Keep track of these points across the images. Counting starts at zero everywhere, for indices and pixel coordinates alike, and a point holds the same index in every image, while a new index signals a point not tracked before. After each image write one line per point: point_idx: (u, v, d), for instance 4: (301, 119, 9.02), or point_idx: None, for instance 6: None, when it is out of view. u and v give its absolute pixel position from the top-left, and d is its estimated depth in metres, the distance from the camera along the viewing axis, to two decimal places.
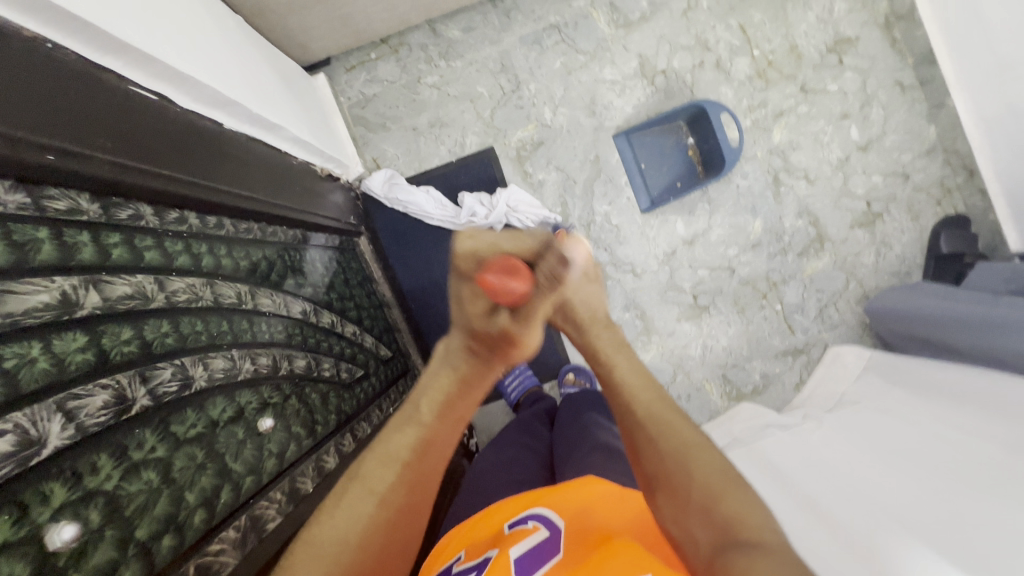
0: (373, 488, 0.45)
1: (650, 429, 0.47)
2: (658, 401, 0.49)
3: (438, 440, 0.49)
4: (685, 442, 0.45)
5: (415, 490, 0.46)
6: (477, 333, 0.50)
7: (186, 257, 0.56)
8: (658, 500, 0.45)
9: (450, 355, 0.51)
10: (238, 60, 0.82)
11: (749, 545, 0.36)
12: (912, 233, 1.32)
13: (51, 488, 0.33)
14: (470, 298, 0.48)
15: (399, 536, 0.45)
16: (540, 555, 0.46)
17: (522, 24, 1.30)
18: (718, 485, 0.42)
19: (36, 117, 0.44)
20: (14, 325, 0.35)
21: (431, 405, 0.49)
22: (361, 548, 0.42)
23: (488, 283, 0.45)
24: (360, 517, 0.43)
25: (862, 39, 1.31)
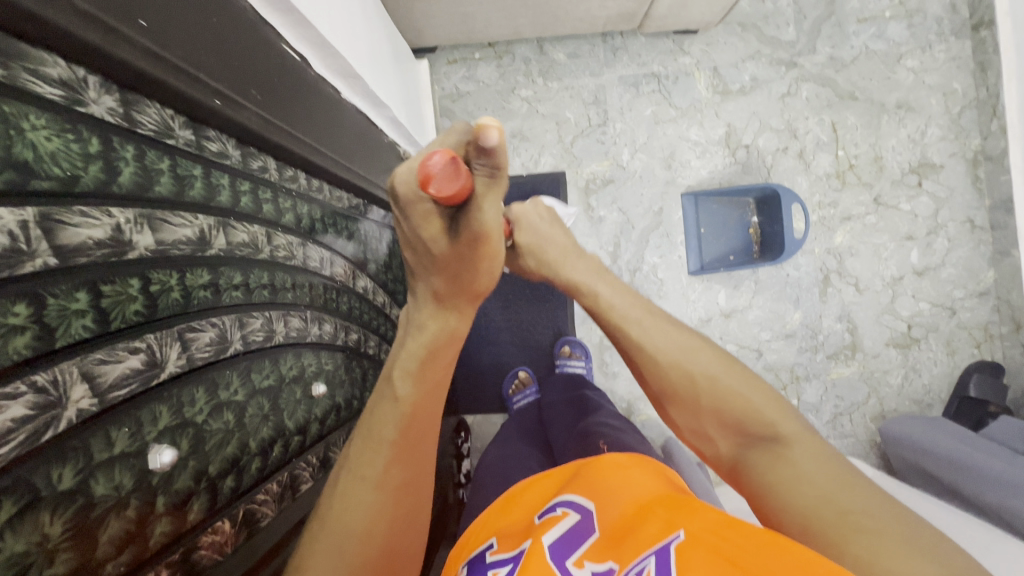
0: (367, 475, 0.46)
1: (647, 349, 0.51)
2: (647, 314, 0.53)
3: (424, 409, 0.48)
4: (680, 353, 0.50)
5: (407, 464, 0.47)
6: (441, 259, 0.43)
7: (292, 216, 0.59)
8: (670, 411, 0.52)
9: (416, 316, 0.49)
10: (368, 35, 0.85)
11: (765, 443, 0.45)
12: (943, 366, 1.33)
13: (160, 412, 0.35)
14: (421, 219, 0.40)
15: (407, 511, 0.48)
16: (574, 538, 0.48)
17: (625, 65, 1.33)
18: (723, 392, 0.48)
19: (218, 62, 0.46)
20: (163, 252, 0.37)
21: (404, 376, 0.48)
22: (367, 535, 0.44)
23: (427, 175, 0.34)
24: (360, 507, 0.45)
25: (946, 168, 1.33)
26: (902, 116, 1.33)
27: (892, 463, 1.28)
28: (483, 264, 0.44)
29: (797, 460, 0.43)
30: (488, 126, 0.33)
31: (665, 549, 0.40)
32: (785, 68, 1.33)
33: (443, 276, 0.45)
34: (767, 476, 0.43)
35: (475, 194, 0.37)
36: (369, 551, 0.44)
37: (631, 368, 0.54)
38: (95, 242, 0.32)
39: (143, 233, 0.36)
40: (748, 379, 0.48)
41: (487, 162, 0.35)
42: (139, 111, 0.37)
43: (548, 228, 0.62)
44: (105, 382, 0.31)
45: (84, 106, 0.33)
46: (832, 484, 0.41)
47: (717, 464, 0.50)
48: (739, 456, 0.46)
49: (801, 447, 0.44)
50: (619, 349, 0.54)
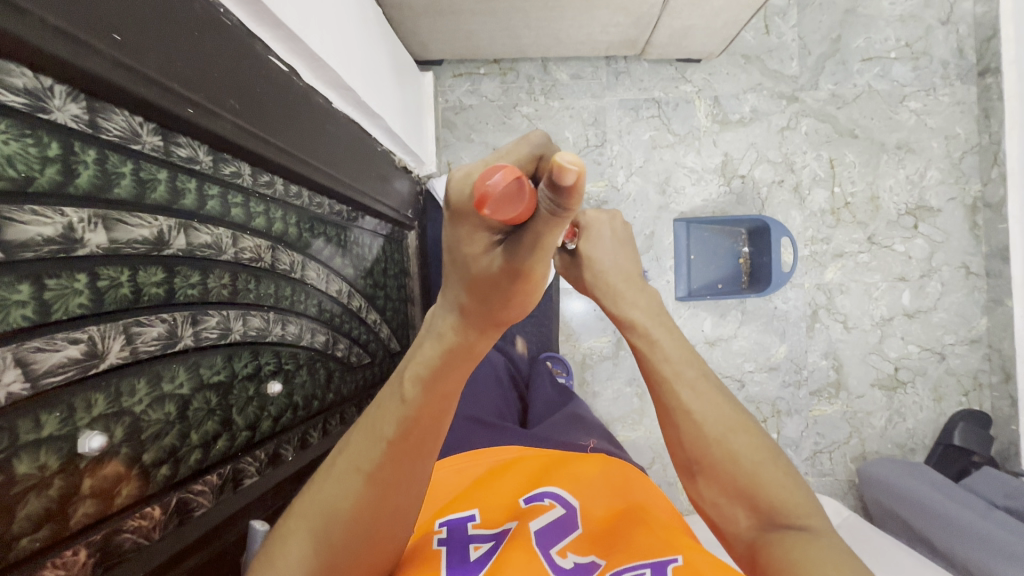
0: (360, 465, 0.45)
1: (695, 416, 0.54)
2: (701, 379, 0.56)
3: (428, 415, 0.45)
4: (727, 430, 0.54)
5: (403, 466, 0.46)
6: (475, 279, 0.41)
7: (262, 219, 0.61)
8: (700, 483, 0.55)
9: (439, 322, 0.45)
10: (364, 48, 0.88)
11: (793, 531, 0.48)
12: (930, 413, 1.32)
13: (95, 399, 0.38)
14: (466, 237, 0.38)
15: (389, 510, 0.46)
16: (559, 529, 0.52)
17: (627, 89, 1.35)
18: (761, 475, 0.52)
19: (196, 73, 0.48)
20: (116, 250, 0.40)
21: (415, 380, 0.45)
22: (350, 523, 0.45)
23: (485, 194, 0.32)
24: (348, 493, 0.45)
25: (943, 213, 1.32)
26: (902, 157, 1.32)
27: (868, 506, 1.27)
28: (517, 298, 0.42)
29: (819, 544, 0.46)
30: (568, 166, 0.30)
31: (662, 566, 0.45)
32: (785, 102, 1.34)
33: (473, 293, 0.42)
34: (784, 555, 0.46)
35: (532, 225, 0.35)
36: (350, 535, 0.45)
37: (666, 431, 0.57)
38: (44, 238, 0.35)
39: (95, 231, 0.38)
40: (768, 451, 0.53)
41: (559, 200, 0.33)
42: (104, 118, 0.40)
43: (614, 251, 0.65)
44: (40, 368, 0.34)
45: (46, 113, 0.35)
46: (852, 567, 0.44)
47: (733, 544, 0.53)
48: (760, 537, 0.50)
49: (828, 538, 0.47)
50: (661, 403, 0.57)
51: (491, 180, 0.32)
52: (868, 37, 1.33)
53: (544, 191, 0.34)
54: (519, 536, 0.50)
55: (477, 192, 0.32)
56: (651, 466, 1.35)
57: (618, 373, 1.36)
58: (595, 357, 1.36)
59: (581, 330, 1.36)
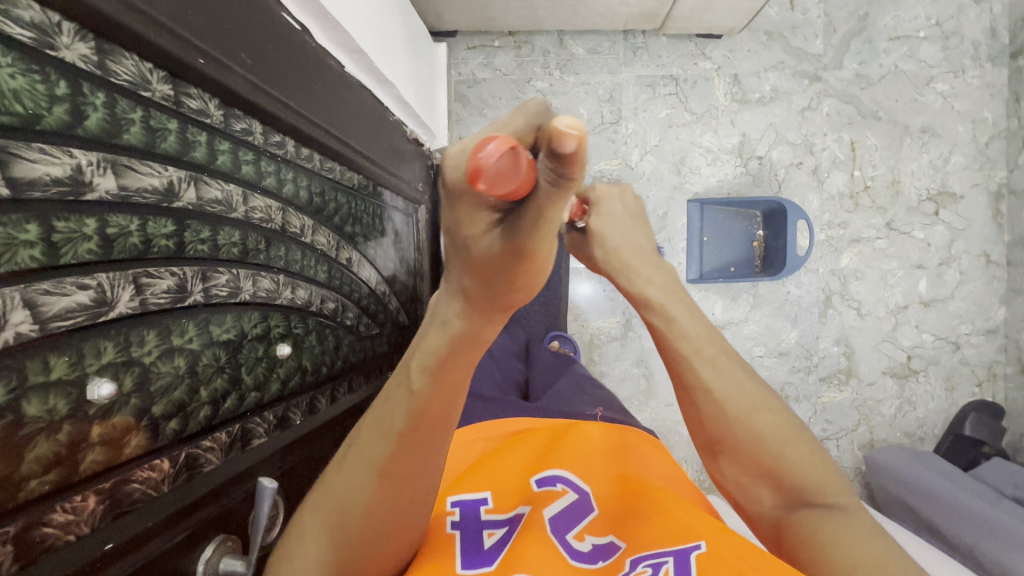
0: (372, 461, 0.45)
1: (715, 397, 0.54)
2: (722, 357, 0.56)
3: (436, 405, 0.45)
4: (750, 408, 0.54)
5: (413, 460, 0.46)
6: (477, 262, 0.38)
7: (273, 179, 0.60)
8: (722, 461, 0.56)
9: (442, 309, 0.43)
10: (378, 12, 0.86)
11: (819, 509, 0.51)
12: (941, 402, 1.30)
13: (104, 346, 0.38)
14: (465, 218, 0.35)
15: (406, 500, 0.46)
16: (572, 515, 0.51)
17: (644, 65, 1.32)
18: (787, 454, 0.53)
19: (207, 22, 0.47)
20: (125, 198, 0.39)
21: (421, 370, 0.44)
22: (364, 516, 0.45)
23: (479, 168, 0.30)
24: (362, 489, 0.45)
25: (966, 199, 1.29)
26: (925, 141, 1.29)
27: (874, 494, 1.26)
28: (521, 278, 0.39)
29: (846, 524, 0.49)
30: (567, 132, 0.29)
31: (685, 553, 0.44)
32: (808, 81, 1.30)
33: (475, 276, 0.39)
34: (819, 534, 0.49)
35: (533, 200, 0.33)
36: (366, 528, 0.46)
37: (686, 410, 0.57)
38: (52, 179, 0.34)
39: (105, 176, 0.38)
40: (792, 430, 0.54)
41: (560, 170, 0.31)
42: (114, 61, 0.38)
43: (626, 226, 0.58)
44: (50, 312, 0.33)
45: (54, 49, 0.34)
46: (876, 547, 0.47)
47: (757, 519, 0.55)
48: (786, 516, 0.52)
49: (853, 517, 0.50)
50: (680, 381, 0.57)
51: (486, 150, 0.30)
52: (896, 15, 1.28)
53: (542, 161, 0.32)
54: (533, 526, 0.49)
55: (471, 165, 0.31)
56: None
57: (625, 354, 1.35)
58: (603, 338, 1.35)
59: (590, 310, 1.35)
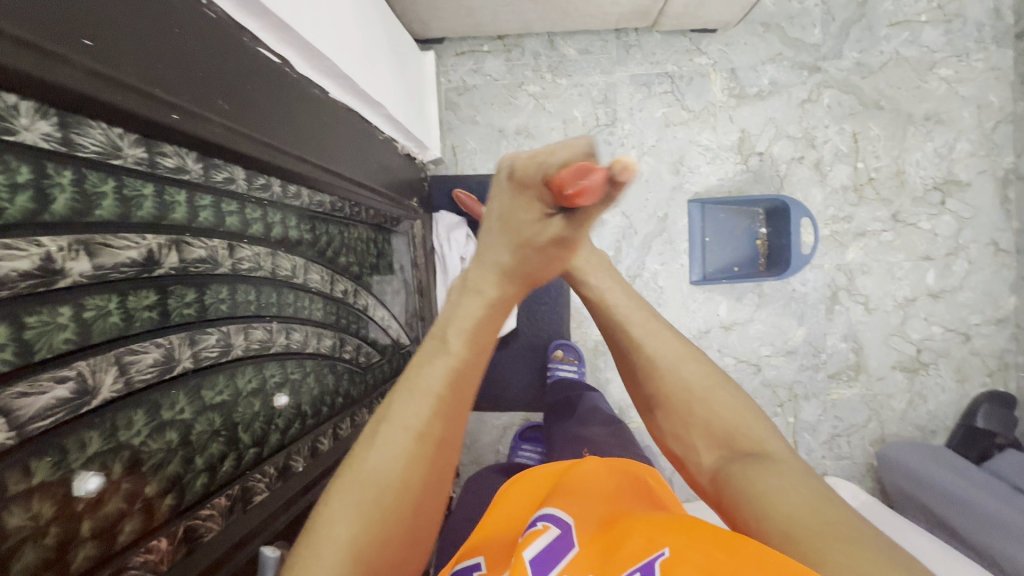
0: (407, 422, 0.41)
1: (644, 352, 0.56)
2: (648, 316, 0.59)
3: (471, 369, 0.44)
4: (677, 359, 0.55)
5: (449, 423, 0.43)
6: (523, 243, 0.44)
7: (260, 225, 0.59)
8: (659, 417, 0.55)
9: (478, 281, 0.47)
10: (361, 31, 0.83)
11: (750, 459, 0.47)
12: (952, 394, 1.28)
13: (89, 437, 0.36)
14: (524, 204, 0.43)
15: (438, 468, 0.42)
16: (553, 554, 0.44)
17: (638, 64, 1.29)
18: (713, 402, 0.52)
19: (178, 75, 0.45)
20: (101, 278, 0.38)
21: (459, 334, 0.45)
22: (402, 489, 0.39)
23: (574, 185, 0.38)
24: (399, 456, 0.40)
25: (973, 187, 1.26)
26: (930, 129, 1.26)
27: (887, 490, 1.25)
28: (556, 261, 0.47)
29: (777, 470, 0.44)
30: (626, 167, 0.37)
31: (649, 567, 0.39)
32: (807, 72, 1.26)
33: (517, 253, 0.45)
34: (746, 484, 0.44)
35: (585, 210, 0.41)
36: (399, 505, 0.39)
37: (626, 373, 0.59)
38: (21, 273, 0.32)
39: (78, 260, 0.36)
40: (715, 378, 0.54)
41: (610, 194, 0.39)
42: (80, 133, 0.36)
43: None
44: (27, 414, 0.32)
45: (14, 135, 0.32)
46: (810, 494, 0.41)
47: (699, 482, 0.51)
48: (720, 467, 0.48)
49: (782, 462, 0.46)
50: (617, 345, 0.59)
51: (585, 176, 0.38)
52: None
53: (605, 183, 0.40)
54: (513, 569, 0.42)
55: (568, 181, 0.38)
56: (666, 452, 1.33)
57: None
58: None
59: None
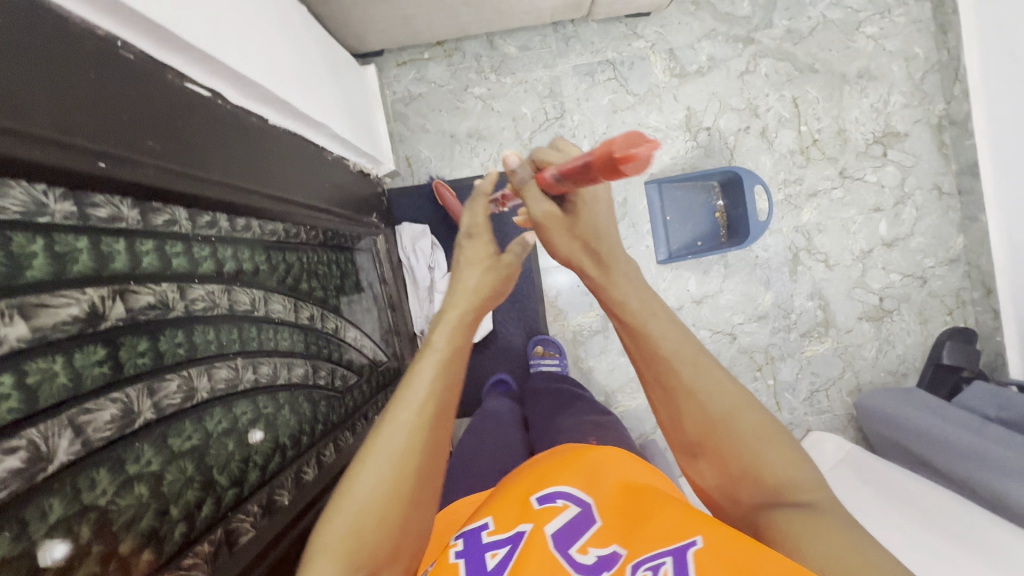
0: (408, 403, 0.50)
1: (697, 397, 0.50)
2: (698, 358, 0.52)
3: (456, 357, 0.55)
4: (731, 406, 0.50)
5: (442, 404, 0.51)
6: (482, 260, 0.62)
7: (211, 262, 0.57)
8: (703, 464, 0.51)
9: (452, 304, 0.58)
10: (294, 53, 0.82)
11: (792, 509, 0.45)
12: (917, 336, 1.33)
13: (50, 505, 0.35)
14: (472, 242, 0.62)
15: (438, 442, 0.50)
16: (574, 530, 0.49)
17: (579, 54, 1.31)
18: (765, 452, 0.48)
19: (96, 122, 0.44)
20: (42, 340, 0.37)
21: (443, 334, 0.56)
22: (404, 459, 0.47)
23: (634, 158, 0.45)
24: (402, 433, 0.48)
25: (911, 136, 1.31)
26: (864, 86, 1.30)
27: (869, 436, 1.29)
28: (509, 275, 0.64)
29: (824, 524, 0.43)
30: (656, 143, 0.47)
31: (683, 552, 0.43)
32: (742, 45, 1.30)
33: (483, 269, 0.61)
34: (794, 539, 0.43)
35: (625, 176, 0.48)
36: (404, 471, 0.47)
37: (666, 413, 0.53)
38: None
39: (14, 323, 0.35)
40: (767, 425, 0.49)
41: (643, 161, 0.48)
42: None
43: (607, 215, 0.59)
44: None
45: None
46: (857, 547, 0.41)
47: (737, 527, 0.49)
48: (763, 519, 0.46)
49: (830, 513, 0.44)
50: (660, 385, 0.52)
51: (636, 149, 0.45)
52: None
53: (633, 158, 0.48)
54: (536, 550, 0.47)
55: (626, 155, 0.45)
56: (656, 431, 1.35)
57: (610, 345, 1.35)
58: (586, 333, 1.35)
59: (568, 307, 1.34)
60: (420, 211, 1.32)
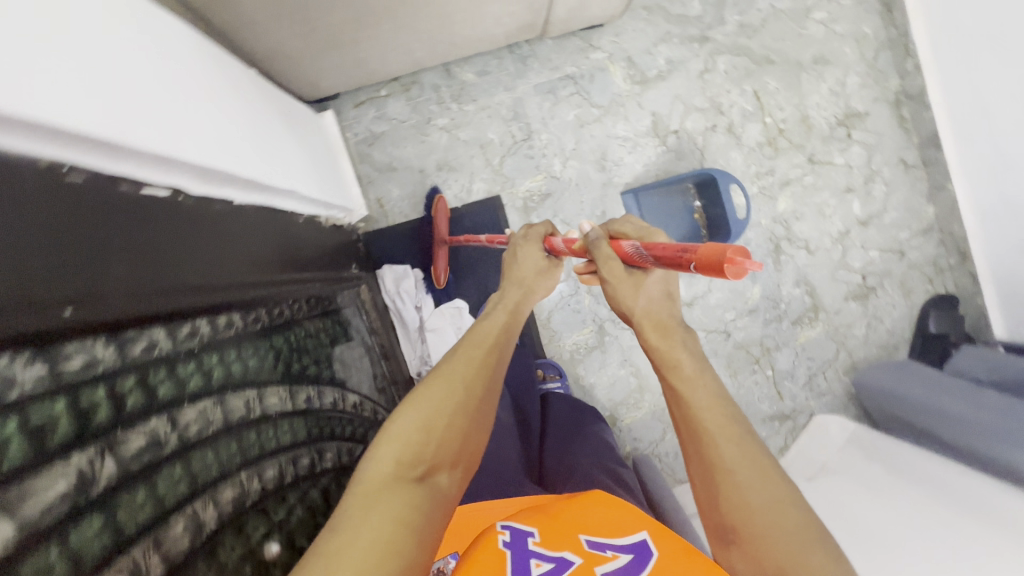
0: (478, 343, 0.60)
1: (735, 475, 0.50)
2: (739, 441, 0.51)
3: (514, 321, 0.66)
4: (773, 499, 0.48)
5: (500, 347, 0.62)
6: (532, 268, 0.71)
7: (198, 376, 0.54)
8: (735, 552, 0.49)
9: (507, 295, 0.68)
10: (249, 122, 0.79)
11: None
12: (903, 308, 1.35)
13: None
14: (527, 252, 0.72)
15: (494, 381, 0.59)
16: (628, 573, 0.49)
17: (538, 73, 1.29)
18: (805, 555, 0.45)
19: (54, 269, 0.41)
20: (32, 531, 0.34)
21: (502, 310, 0.67)
22: (470, 382, 0.56)
23: (737, 265, 0.44)
24: (470, 360, 0.58)
25: (871, 115, 1.33)
26: (821, 71, 1.32)
27: (871, 412, 1.32)
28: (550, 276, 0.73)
29: None
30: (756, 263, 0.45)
31: None
32: (698, 44, 1.30)
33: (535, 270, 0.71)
34: None
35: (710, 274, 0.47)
36: (471, 391, 0.55)
37: (700, 492, 0.52)
38: None
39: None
40: (807, 529, 0.47)
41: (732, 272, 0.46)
42: None
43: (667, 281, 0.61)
44: None
45: None
46: None
47: None
48: None
49: None
50: (696, 457, 0.53)
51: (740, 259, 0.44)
52: None
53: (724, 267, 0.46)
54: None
55: (730, 258, 0.44)
56: (665, 438, 1.35)
57: (609, 359, 1.35)
58: (583, 351, 1.34)
59: (562, 327, 1.33)
60: (399, 252, 1.29)
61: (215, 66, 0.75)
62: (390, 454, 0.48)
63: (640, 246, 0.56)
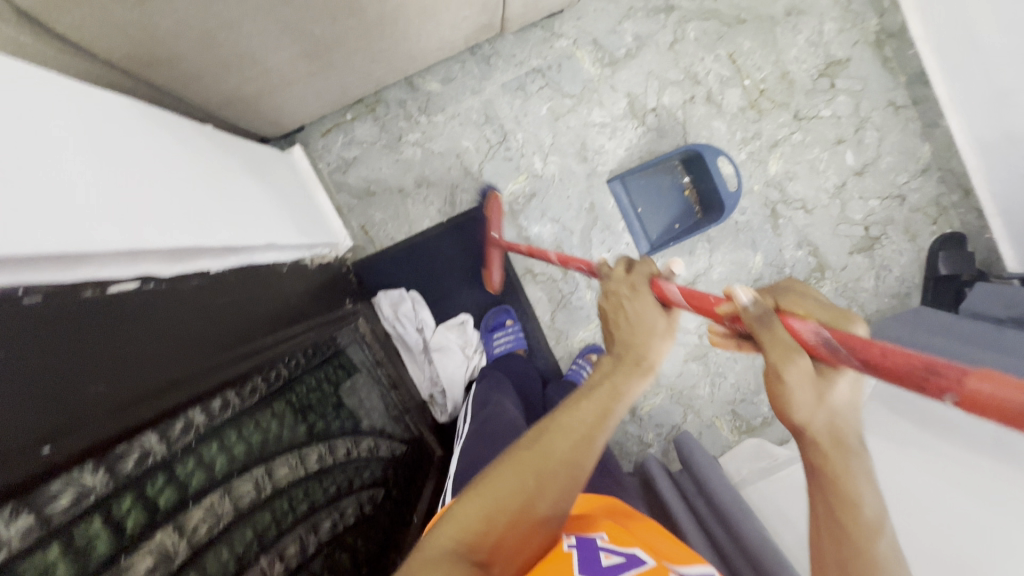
0: (574, 419, 0.54)
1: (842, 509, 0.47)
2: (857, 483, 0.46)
3: (626, 398, 0.55)
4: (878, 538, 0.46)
5: (594, 433, 0.53)
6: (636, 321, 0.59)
7: (200, 472, 0.55)
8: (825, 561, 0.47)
9: (627, 341, 0.59)
10: (213, 181, 0.76)
11: None
12: (910, 254, 1.31)
13: None
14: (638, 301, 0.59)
15: (564, 476, 0.51)
16: None
17: (503, 71, 1.24)
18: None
19: (25, 413, 0.39)
20: None
21: (614, 380, 0.56)
22: (543, 465, 0.51)
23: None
24: (552, 443, 0.52)
25: (853, 60, 1.28)
26: (795, 23, 1.27)
27: None
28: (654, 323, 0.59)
29: None
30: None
31: None
32: (664, 15, 1.25)
33: (650, 314, 0.59)
34: None
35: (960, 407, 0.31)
36: (539, 479, 0.50)
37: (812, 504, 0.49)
38: None
39: None
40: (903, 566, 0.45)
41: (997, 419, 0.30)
42: None
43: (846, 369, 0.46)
44: None
45: None
46: None
47: None
48: None
49: None
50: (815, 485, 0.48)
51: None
52: None
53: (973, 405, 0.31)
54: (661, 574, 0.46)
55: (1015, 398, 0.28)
56: (687, 420, 1.34)
57: None
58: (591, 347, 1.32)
59: (568, 326, 1.31)
60: (391, 277, 1.26)
61: (162, 129, 0.70)
62: (449, 534, 0.48)
63: (832, 338, 0.40)
